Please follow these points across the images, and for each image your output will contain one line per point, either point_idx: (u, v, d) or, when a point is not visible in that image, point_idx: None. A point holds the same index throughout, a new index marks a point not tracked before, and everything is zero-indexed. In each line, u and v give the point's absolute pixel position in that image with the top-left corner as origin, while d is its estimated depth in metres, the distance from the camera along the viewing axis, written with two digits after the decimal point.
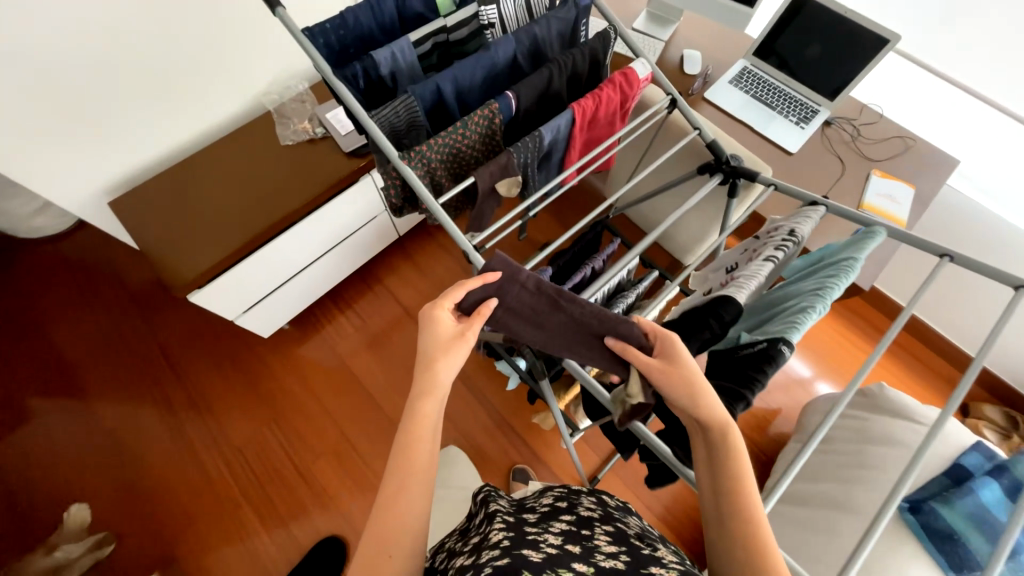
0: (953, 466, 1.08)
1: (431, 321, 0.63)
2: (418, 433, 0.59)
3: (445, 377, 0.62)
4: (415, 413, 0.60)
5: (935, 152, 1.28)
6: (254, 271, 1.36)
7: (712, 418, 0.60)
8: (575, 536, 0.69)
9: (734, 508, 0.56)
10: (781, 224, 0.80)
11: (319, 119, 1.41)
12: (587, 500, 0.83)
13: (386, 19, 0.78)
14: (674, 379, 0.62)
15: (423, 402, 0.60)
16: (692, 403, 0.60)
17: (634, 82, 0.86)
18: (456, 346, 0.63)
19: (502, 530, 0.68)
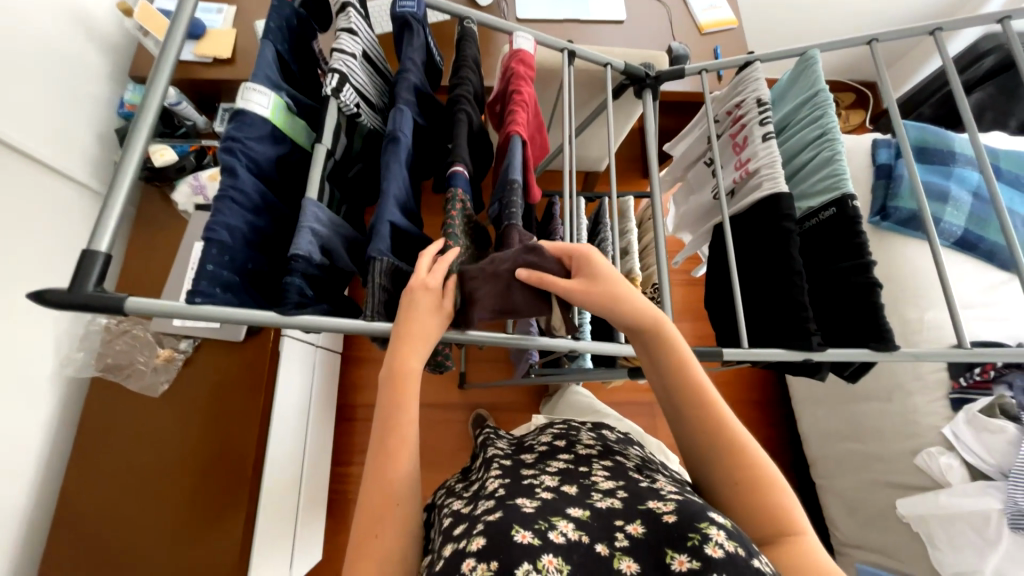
0: (877, 169, 1.28)
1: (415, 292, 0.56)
2: (405, 400, 0.54)
3: (414, 363, 0.54)
4: (399, 367, 0.54)
5: None
6: (272, 522, 1.03)
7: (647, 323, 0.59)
8: (573, 475, 0.56)
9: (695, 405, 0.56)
10: (744, 96, 0.78)
11: (170, 334, 1.03)
12: (586, 438, 0.72)
13: (255, 196, 0.53)
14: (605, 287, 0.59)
15: (407, 352, 0.54)
16: (620, 315, 0.58)
17: (534, 61, 0.74)
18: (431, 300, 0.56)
19: (498, 476, 0.57)
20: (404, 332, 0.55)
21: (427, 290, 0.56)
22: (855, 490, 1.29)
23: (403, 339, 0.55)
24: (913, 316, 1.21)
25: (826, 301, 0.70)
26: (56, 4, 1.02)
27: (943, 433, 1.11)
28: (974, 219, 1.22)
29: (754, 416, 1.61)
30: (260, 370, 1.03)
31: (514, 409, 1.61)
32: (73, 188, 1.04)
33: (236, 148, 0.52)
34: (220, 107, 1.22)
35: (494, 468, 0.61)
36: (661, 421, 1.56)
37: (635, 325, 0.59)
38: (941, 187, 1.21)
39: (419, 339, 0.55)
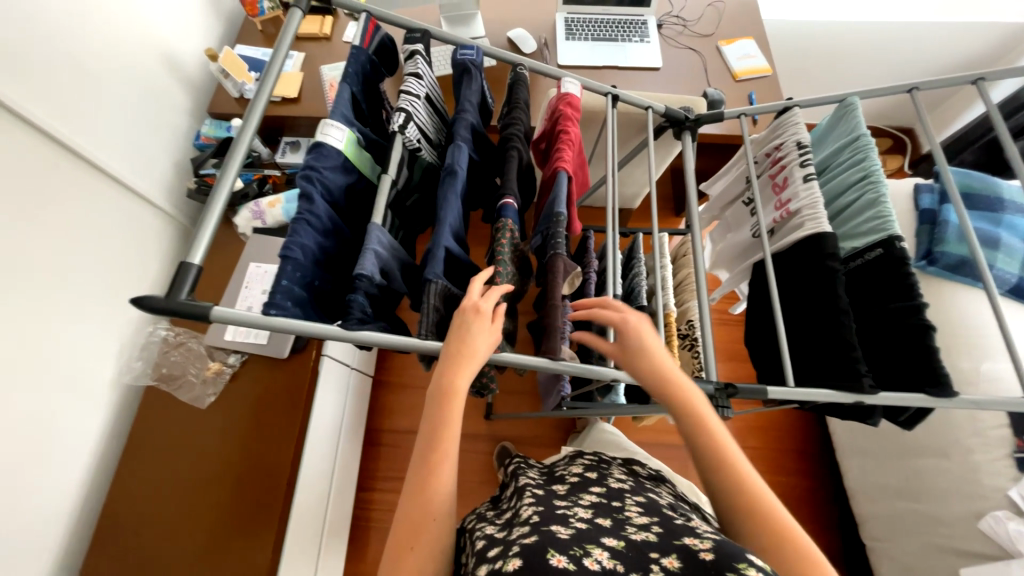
0: (920, 213, 1.26)
1: (465, 318, 0.58)
2: (448, 417, 0.55)
3: (462, 382, 0.56)
4: (446, 387, 0.56)
5: (741, 4, 1.48)
6: (299, 536, 1.04)
7: (673, 388, 0.62)
8: (606, 508, 0.55)
9: (716, 467, 0.57)
10: (782, 141, 0.81)
11: (221, 347, 1.08)
12: (616, 472, 0.71)
13: (326, 218, 0.58)
14: (632, 356, 0.64)
15: (457, 371, 0.56)
16: (651, 372, 0.63)
17: (581, 104, 0.79)
18: (478, 321, 0.58)
19: (532, 504, 0.56)
20: (454, 350, 0.57)
21: (476, 314, 0.58)
22: (910, 555, 1.19)
23: (451, 359, 0.57)
24: (967, 366, 1.14)
25: (878, 339, 0.68)
26: (153, 50, 1.16)
27: (1008, 495, 1.03)
28: None
29: (794, 466, 1.53)
30: (299, 388, 1.06)
31: (539, 442, 1.59)
32: (148, 209, 1.14)
33: (313, 176, 0.58)
34: (283, 141, 1.34)
35: (528, 496, 0.60)
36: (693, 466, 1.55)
37: (661, 392, 0.63)
38: (990, 232, 1.18)
39: (469, 357, 0.57)
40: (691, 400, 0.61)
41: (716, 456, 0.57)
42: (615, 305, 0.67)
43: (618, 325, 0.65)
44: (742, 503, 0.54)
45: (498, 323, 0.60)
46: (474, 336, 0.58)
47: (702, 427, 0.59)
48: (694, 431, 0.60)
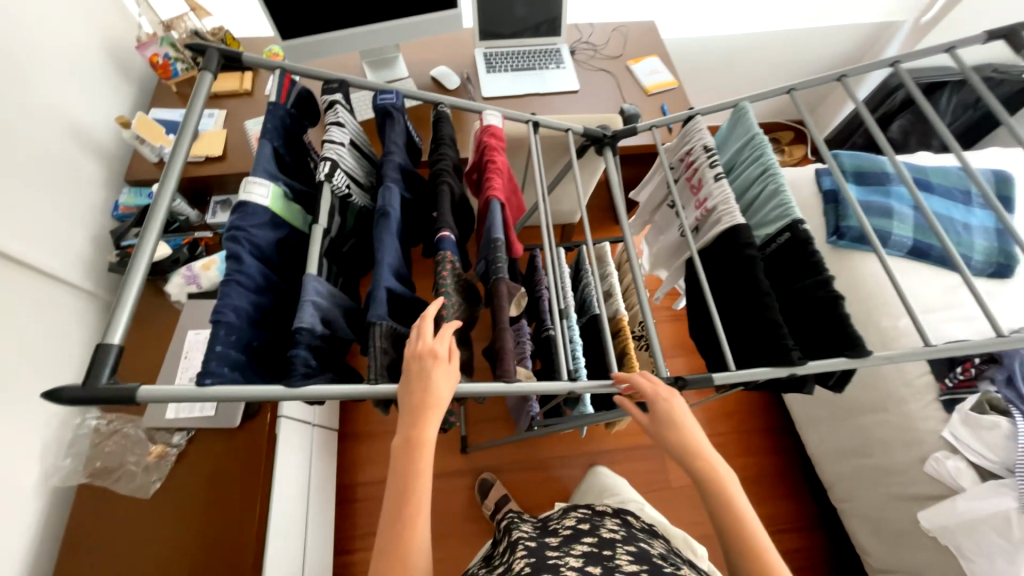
0: (825, 195, 1.40)
1: (422, 363, 0.58)
2: (417, 469, 0.55)
3: (430, 432, 0.56)
4: (413, 439, 0.56)
5: (642, 27, 1.62)
6: None
7: (697, 451, 0.70)
8: (597, 556, 0.76)
9: (727, 521, 0.67)
10: (690, 147, 0.89)
11: (164, 428, 1.01)
12: (610, 524, 0.91)
13: (258, 277, 0.57)
14: (664, 424, 0.71)
15: (424, 421, 0.56)
16: (677, 437, 0.70)
17: (504, 134, 0.83)
18: (435, 366, 0.58)
19: (527, 556, 0.76)
20: (415, 400, 0.56)
21: (432, 358, 0.58)
22: (876, 512, 1.26)
23: (414, 410, 0.56)
24: (889, 325, 1.26)
25: (798, 316, 0.74)
26: (58, 122, 1.10)
27: (942, 436, 1.12)
28: (921, 229, 1.33)
29: (762, 445, 1.60)
30: (258, 457, 1.00)
31: (519, 468, 1.57)
32: (65, 290, 1.06)
33: (240, 236, 0.57)
34: (212, 200, 1.29)
35: (520, 548, 0.79)
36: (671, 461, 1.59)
37: (683, 454, 0.71)
38: (884, 204, 1.33)
39: (433, 405, 0.56)
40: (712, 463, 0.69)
41: (728, 512, 0.67)
42: (648, 377, 0.74)
43: (652, 395, 0.73)
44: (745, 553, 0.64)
45: (456, 364, 0.60)
46: (434, 381, 0.57)
47: (719, 487, 0.68)
48: (712, 488, 0.68)
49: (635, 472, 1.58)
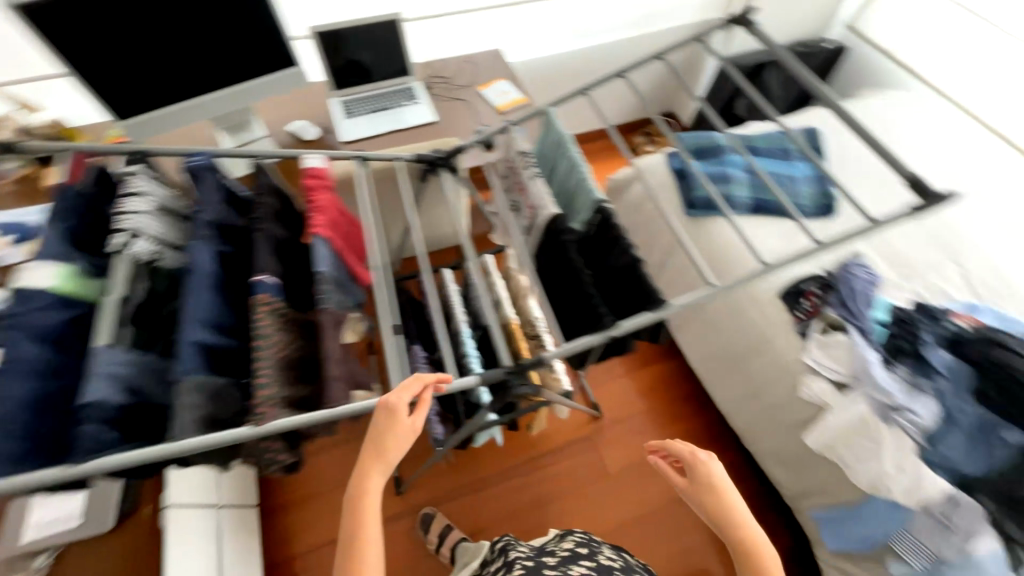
0: (675, 174, 1.55)
1: (381, 420, 0.71)
2: (367, 504, 0.72)
3: (375, 477, 0.73)
4: (359, 483, 0.72)
5: (489, 55, 1.74)
6: None
7: (723, 506, 0.80)
8: None
9: (750, 575, 0.77)
10: (508, 155, 0.98)
11: (20, 555, 0.87)
12: (606, 551, 1.09)
13: (42, 361, 0.57)
14: (701, 486, 0.82)
15: (370, 468, 0.72)
16: (707, 495, 0.82)
17: (327, 174, 0.86)
18: (397, 429, 0.71)
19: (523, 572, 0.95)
20: (369, 452, 0.72)
21: (388, 412, 0.70)
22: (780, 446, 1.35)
23: (367, 460, 0.72)
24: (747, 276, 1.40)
25: (613, 284, 0.82)
26: None
27: (805, 364, 1.23)
28: (757, 188, 1.50)
29: (684, 410, 1.71)
30: (138, 553, 0.98)
31: (458, 493, 1.55)
32: None
33: (18, 324, 0.57)
34: None
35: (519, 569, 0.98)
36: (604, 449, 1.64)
37: (710, 505, 0.81)
38: (722, 172, 1.50)
39: (380, 458, 0.72)
40: (738, 517, 0.80)
41: (749, 564, 0.77)
42: (687, 445, 0.87)
43: (691, 458, 0.85)
44: None
45: (416, 433, 0.72)
46: (396, 440, 0.71)
47: (747, 542, 0.78)
48: (732, 537, 0.79)
49: (572, 469, 1.61)
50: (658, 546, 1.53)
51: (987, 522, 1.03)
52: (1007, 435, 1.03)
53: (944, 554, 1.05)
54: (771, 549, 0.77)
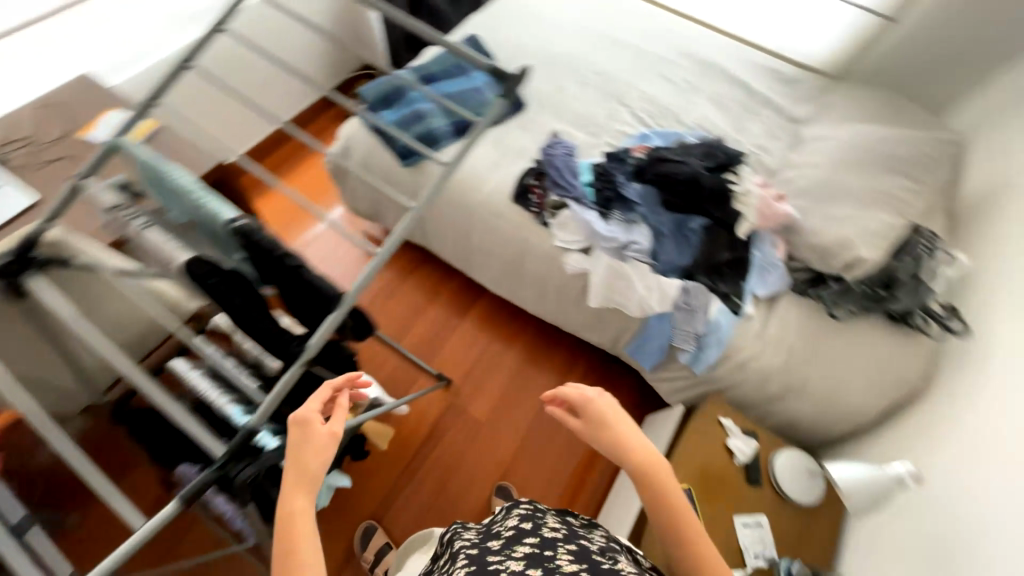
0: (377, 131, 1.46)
1: (299, 430, 0.67)
2: (296, 530, 0.62)
3: (300, 496, 0.64)
4: (283, 511, 0.62)
5: (76, 85, 1.29)
6: None
7: (620, 440, 0.81)
8: (538, 557, 0.76)
9: (649, 496, 0.78)
10: (113, 216, 0.80)
11: None
12: (552, 519, 0.89)
13: None
14: (597, 427, 0.82)
15: (292, 488, 0.64)
16: (605, 435, 0.81)
17: None
18: (321, 435, 0.67)
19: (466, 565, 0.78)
20: (292, 470, 0.65)
21: (301, 425, 0.67)
22: (580, 318, 1.51)
23: (287, 481, 0.64)
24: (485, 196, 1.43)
25: (295, 299, 0.73)
26: None
27: (557, 248, 1.36)
28: (454, 111, 1.50)
29: (510, 332, 1.87)
30: None
31: (376, 517, 1.56)
32: None
33: None
34: None
35: (461, 561, 0.81)
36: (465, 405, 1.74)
37: (608, 442, 0.81)
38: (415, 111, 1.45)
39: (303, 473, 0.65)
40: (631, 448, 0.80)
41: (650, 487, 0.78)
42: (576, 390, 0.86)
43: (581, 400, 0.84)
44: (665, 513, 0.77)
45: (336, 438, 0.67)
46: (322, 449, 0.67)
47: (645, 468, 0.79)
48: (630, 466, 0.79)
49: (449, 441, 1.68)
50: (554, 438, 1.71)
51: (710, 292, 1.25)
52: (694, 225, 1.29)
53: (699, 333, 1.26)
54: (667, 466, 0.79)
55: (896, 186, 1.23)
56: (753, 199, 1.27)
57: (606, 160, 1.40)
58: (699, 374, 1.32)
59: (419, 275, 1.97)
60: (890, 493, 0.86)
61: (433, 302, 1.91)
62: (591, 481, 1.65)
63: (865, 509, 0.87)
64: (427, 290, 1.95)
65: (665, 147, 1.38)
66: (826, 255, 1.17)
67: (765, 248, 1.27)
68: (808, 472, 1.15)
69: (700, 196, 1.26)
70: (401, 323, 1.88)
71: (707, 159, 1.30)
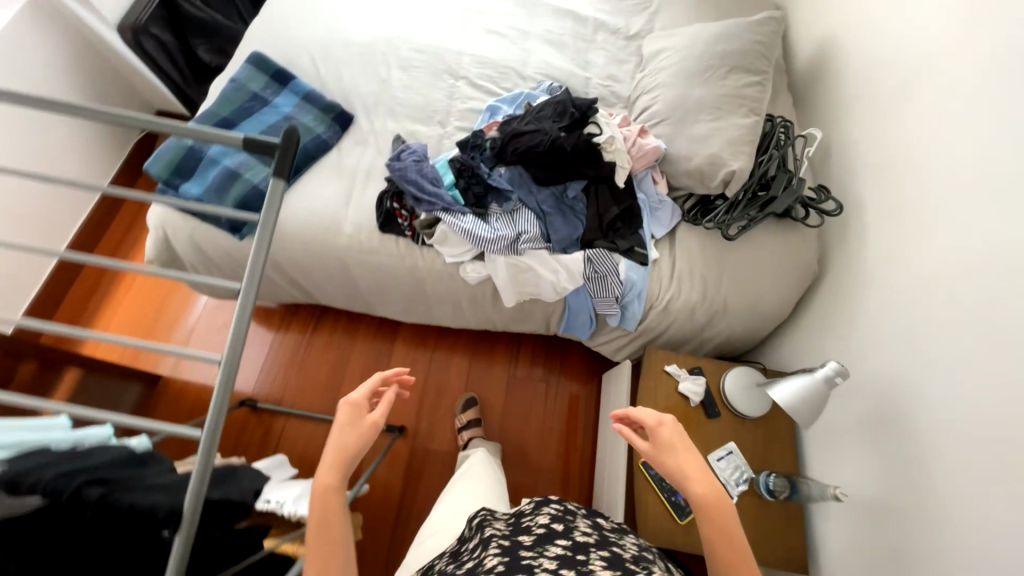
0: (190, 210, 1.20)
1: (346, 415, 0.82)
2: (334, 508, 0.75)
3: (331, 476, 0.77)
4: (319, 487, 0.76)
5: None
6: None
7: (691, 478, 0.76)
8: (570, 560, 0.72)
9: (712, 544, 0.72)
10: None
11: None
12: (580, 521, 0.84)
13: None
14: (667, 456, 0.79)
15: (329, 468, 0.77)
16: (676, 467, 0.78)
17: None
18: (360, 415, 0.83)
19: (497, 556, 0.75)
20: (332, 457, 0.78)
21: (354, 408, 0.83)
22: (505, 319, 1.42)
23: (324, 461, 0.77)
24: (348, 237, 1.23)
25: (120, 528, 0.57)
26: None
27: (450, 262, 1.22)
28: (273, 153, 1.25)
29: (443, 350, 1.75)
30: None
31: (393, 559, 1.49)
32: None
33: None
34: None
35: (494, 549, 0.78)
36: (430, 439, 1.63)
37: (676, 472, 0.78)
38: (224, 173, 1.20)
39: (340, 456, 0.78)
40: (708, 490, 0.74)
41: (714, 526, 0.72)
42: (653, 420, 0.82)
43: (652, 427, 0.82)
44: (727, 560, 0.70)
45: (378, 427, 0.82)
46: (368, 422, 0.82)
47: (718, 515, 0.73)
48: (698, 504, 0.74)
49: (430, 479, 1.59)
50: (527, 432, 1.66)
51: (613, 253, 1.20)
52: (574, 191, 1.21)
53: (619, 295, 1.22)
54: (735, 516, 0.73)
55: (742, 82, 1.22)
56: (619, 144, 1.19)
57: (461, 152, 1.25)
58: (633, 330, 1.29)
59: (325, 332, 1.75)
60: (827, 394, 0.90)
61: (352, 356, 1.71)
62: (575, 455, 1.63)
63: (815, 417, 0.91)
64: (341, 346, 1.73)
65: (515, 116, 1.25)
66: (704, 178, 1.15)
67: (647, 187, 1.23)
68: (755, 385, 1.18)
69: (569, 160, 1.18)
70: (328, 391, 1.67)
71: (560, 118, 1.20)
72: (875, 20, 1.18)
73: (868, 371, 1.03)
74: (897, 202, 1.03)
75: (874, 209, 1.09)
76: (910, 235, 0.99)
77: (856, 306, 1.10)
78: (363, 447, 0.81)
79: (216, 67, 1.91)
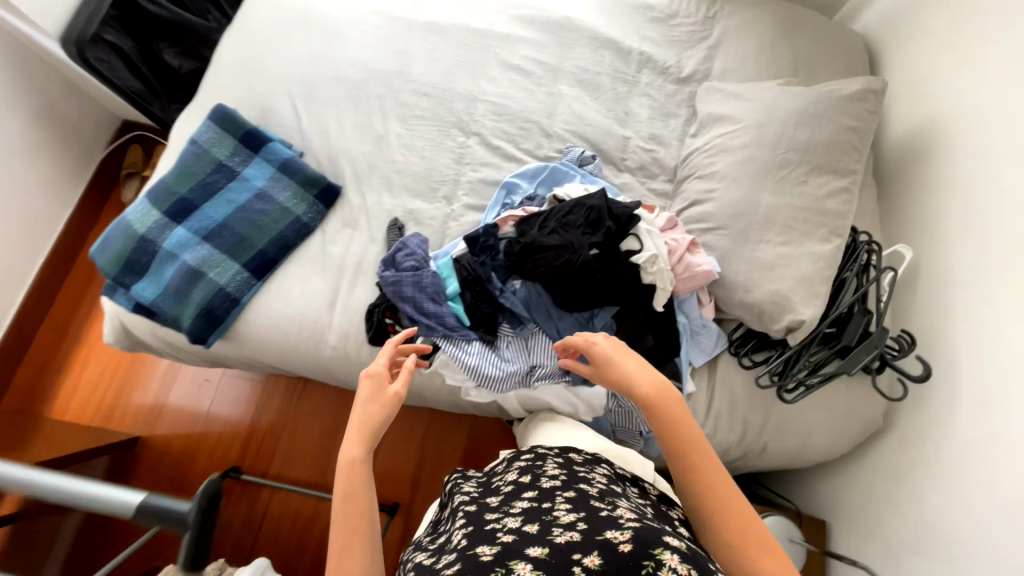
0: (146, 311, 1.01)
1: (370, 380, 0.74)
2: (356, 490, 0.65)
3: (355, 449, 0.68)
4: (345, 462, 0.67)
5: None
6: None
7: (638, 386, 0.70)
8: (536, 511, 0.59)
9: (670, 445, 0.66)
10: None
11: None
12: (550, 461, 0.71)
13: None
14: (607, 369, 0.74)
15: (353, 439, 0.69)
16: (620, 375, 0.72)
17: None
18: (383, 382, 0.74)
19: (461, 527, 0.61)
20: (357, 425, 0.70)
21: (372, 375, 0.74)
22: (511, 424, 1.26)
23: (353, 430, 0.70)
24: (331, 349, 1.04)
25: None
26: None
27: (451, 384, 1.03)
28: (241, 242, 1.04)
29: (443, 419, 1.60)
30: None
31: None
32: None
33: None
34: None
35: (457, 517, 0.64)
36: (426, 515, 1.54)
37: (619, 381, 0.72)
38: (184, 270, 1.00)
39: (360, 426, 0.70)
40: (654, 394, 0.68)
41: (666, 425, 0.66)
42: (579, 337, 0.78)
43: (585, 345, 0.76)
44: (690, 468, 0.64)
45: (400, 396, 0.73)
46: (390, 390, 0.73)
47: (668, 415, 0.67)
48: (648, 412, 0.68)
49: None
50: None
51: None
52: (602, 320, 1.01)
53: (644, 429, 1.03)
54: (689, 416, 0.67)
55: (822, 191, 0.98)
56: (663, 263, 0.97)
57: (469, 251, 1.03)
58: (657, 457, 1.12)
59: (309, 396, 1.58)
60: None
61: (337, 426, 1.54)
62: None
63: None
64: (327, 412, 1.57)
65: (536, 213, 1.03)
66: (763, 317, 0.95)
67: (690, 310, 1.03)
68: (788, 540, 1.03)
69: (599, 286, 0.97)
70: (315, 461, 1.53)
71: (593, 230, 0.98)
72: (1000, 127, 0.94)
73: (924, 567, 0.89)
74: (999, 383, 0.84)
75: (964, 374, 0.90)
76: (1008, 428, 0.82)
77: (920, 480, 0.94)
78: (387, 417, 0.72)
79: (188, 73, 1.59)
